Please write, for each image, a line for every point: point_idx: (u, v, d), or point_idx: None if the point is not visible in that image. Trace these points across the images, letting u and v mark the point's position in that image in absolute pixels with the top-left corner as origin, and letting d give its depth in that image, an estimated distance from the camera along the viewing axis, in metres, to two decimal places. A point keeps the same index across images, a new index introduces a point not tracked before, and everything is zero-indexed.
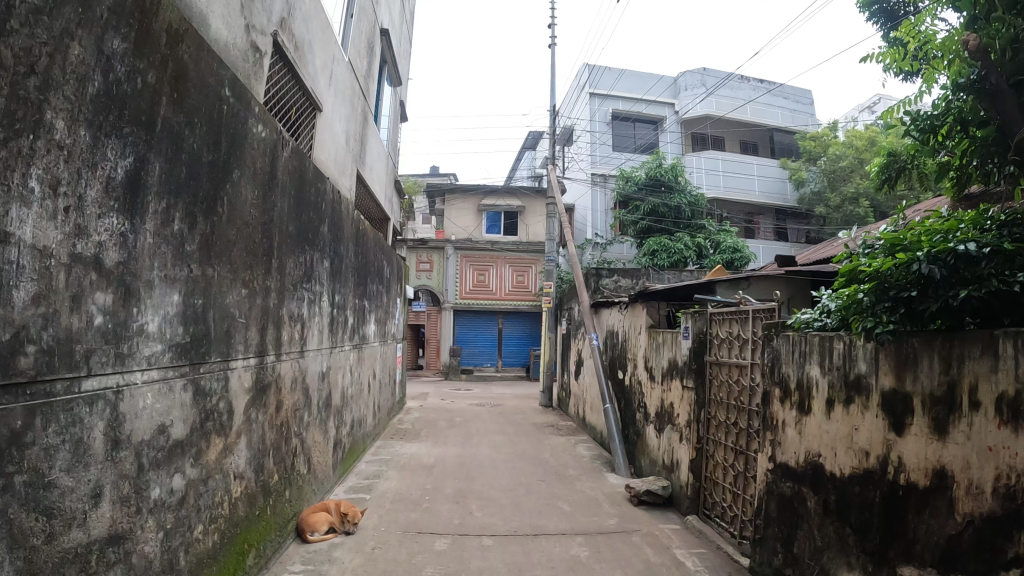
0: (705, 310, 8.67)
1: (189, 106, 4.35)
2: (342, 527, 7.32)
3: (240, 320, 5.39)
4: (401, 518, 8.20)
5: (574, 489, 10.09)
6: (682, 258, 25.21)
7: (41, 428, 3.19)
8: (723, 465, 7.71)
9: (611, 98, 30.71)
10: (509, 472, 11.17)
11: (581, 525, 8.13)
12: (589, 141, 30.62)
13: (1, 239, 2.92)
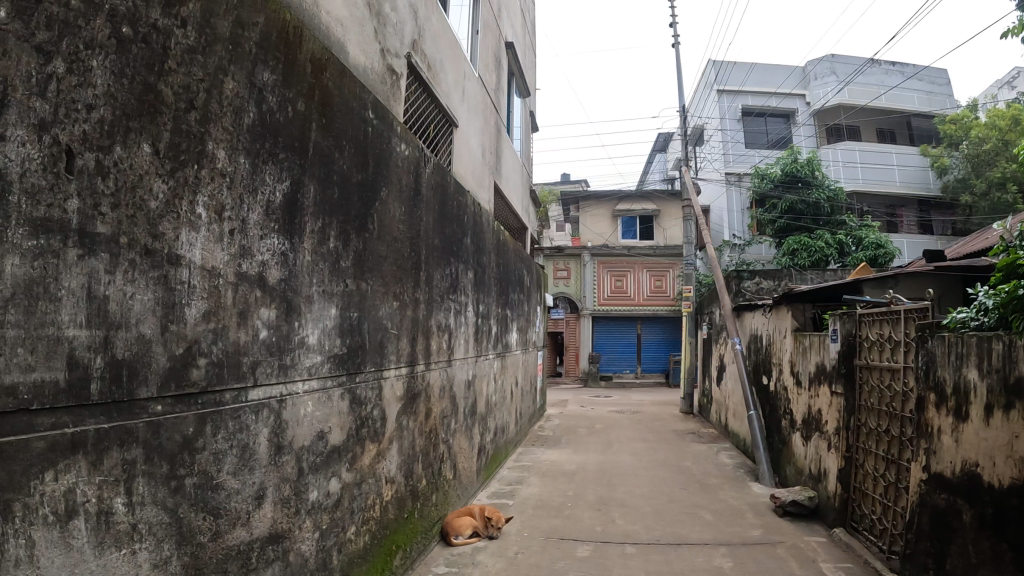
0: (853, 311, 8.26)
1: (337, 130, 4.59)
2: (485, 532, 7.48)
3: (393, 332, 5.62)
4: (543, 525, 8.27)
5: (717, 498, 9.83)
6: (823, 257, 24.16)
7: (211, 434, 3.45)
8: (874, 475, 7.28)
9: (742, 95, 29.96)
10: (651, 480, 11.02)
11: (725, 536, 7.91)
12: (721, 139, 30.00)
13: (173, 261, 3.21)
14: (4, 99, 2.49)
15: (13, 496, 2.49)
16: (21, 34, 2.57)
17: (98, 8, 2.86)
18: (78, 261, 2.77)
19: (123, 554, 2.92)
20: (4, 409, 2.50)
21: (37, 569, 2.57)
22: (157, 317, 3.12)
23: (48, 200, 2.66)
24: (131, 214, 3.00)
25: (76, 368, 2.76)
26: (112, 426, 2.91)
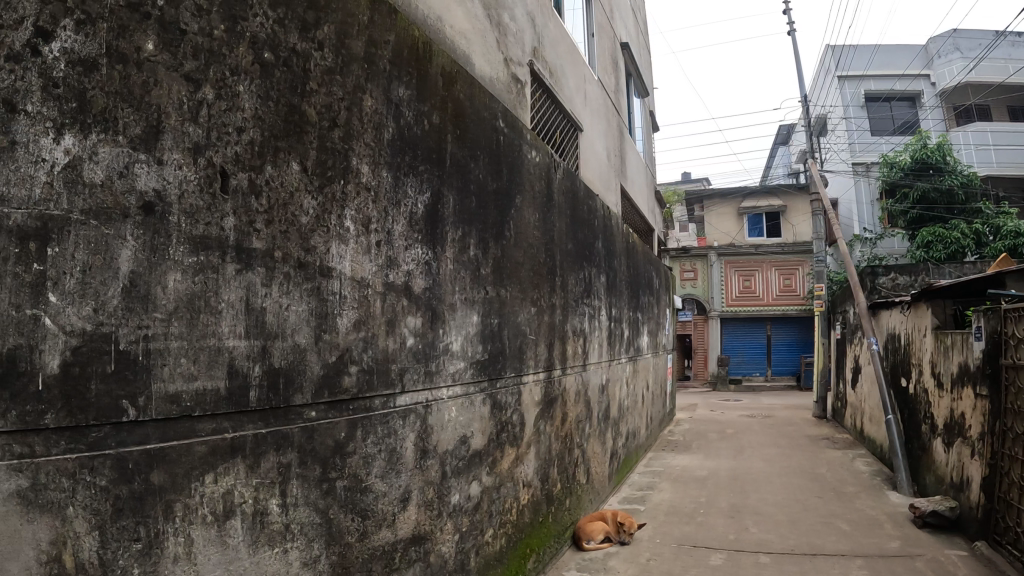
0: (996, 308, 7.61)
1: (471, 140, 4.68)
2: (618, 537, 7.41)
3: (531, 337, 5.66)
4: (675, 531, 8.11)
5: (853, 507, 9.34)
6: (959, 250, 22.50)
7: (361, 439, 3.59)
8: (1020, 485, 6.68)
9: (865, 80, 28.76)
10: (786, 488, 10.61)
11: (862, 547, 7.51)
12: (846, 128, 28.82)
13: (325, 273, 3.39)
14: (158, 128, 2.81)
15: (173, 496, 2.72)
16: (169, 64, 2.85)
17: (241, 37, 3.08)
18: (236, 275, 2.99)
19: (275, 552, 3.08)
20: (168, 415, 2.75)
21: (195, 565, 2.78)
22: (310, 328, 3.30)
23: (206, 219, 2.91)
24: (284, 229, 3.20)
25: (236, 376, 2.97)
26: (269, 431, 3.09)
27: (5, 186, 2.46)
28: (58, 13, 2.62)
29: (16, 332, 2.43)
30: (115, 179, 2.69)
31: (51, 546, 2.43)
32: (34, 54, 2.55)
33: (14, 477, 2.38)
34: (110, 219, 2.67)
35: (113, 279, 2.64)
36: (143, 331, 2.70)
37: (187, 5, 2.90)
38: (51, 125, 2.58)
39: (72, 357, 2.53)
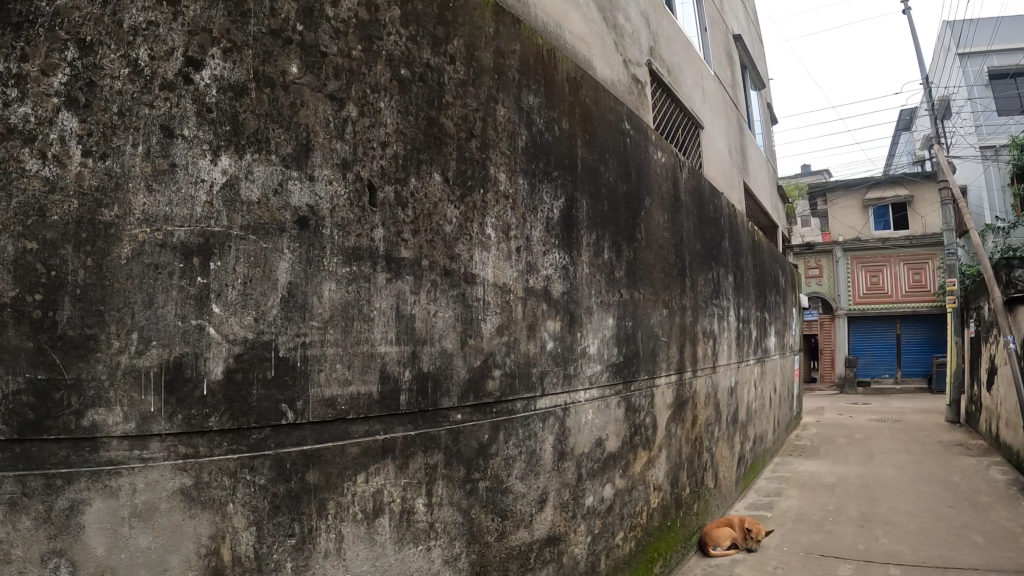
0: None
1: (600, 143, 4.70)
2: (744, 544, 7.15)
3: (664, 339, 5.61)
4: (802, 540, 7.84)
5: (989, 519, 8.72)
6: None
7: (504, 441, 3.66)
8: None
9: (990, 56, 26.97)
10: (919, 496, 10.04)
11: (1000, 561, 6.98)
12: (972, 111, 27.02)
13: (469, 280, 3.50)
14: (307, 146, 2.97)
15: (327, 495, 2.88)
16: (314, 85, 3.01)
17: (378, 55, 3.22)
18: (387, 284, 3.14)
19: (419, 549, 3.19)
20: (325, 418, 2.91)
21: (345, 561, 2.92)
22: (456, 333, 3.41)
23: (357, 231, 3.07)
24: (430, 238, 3.33)
25: (388, 380, 3.11)
26: (418, 433, 3.21)
27: (169, 206, 2.72)
28: (206, 44, 2.83)
29: (183, 340, 2.68)
30: (270, 196, 2.88)
31: (211, 540, 2.65)
32: (186, 82, 2.79)
33: (180, 475, 2.62)
34: (268, 234, 2.86)
35: (272, 290, 2.84)
36: (301, 339, 2.88)
37: (326, 28, 3.06)
38: (208, 148, 2.79)
39: (235, 363, 2.75)
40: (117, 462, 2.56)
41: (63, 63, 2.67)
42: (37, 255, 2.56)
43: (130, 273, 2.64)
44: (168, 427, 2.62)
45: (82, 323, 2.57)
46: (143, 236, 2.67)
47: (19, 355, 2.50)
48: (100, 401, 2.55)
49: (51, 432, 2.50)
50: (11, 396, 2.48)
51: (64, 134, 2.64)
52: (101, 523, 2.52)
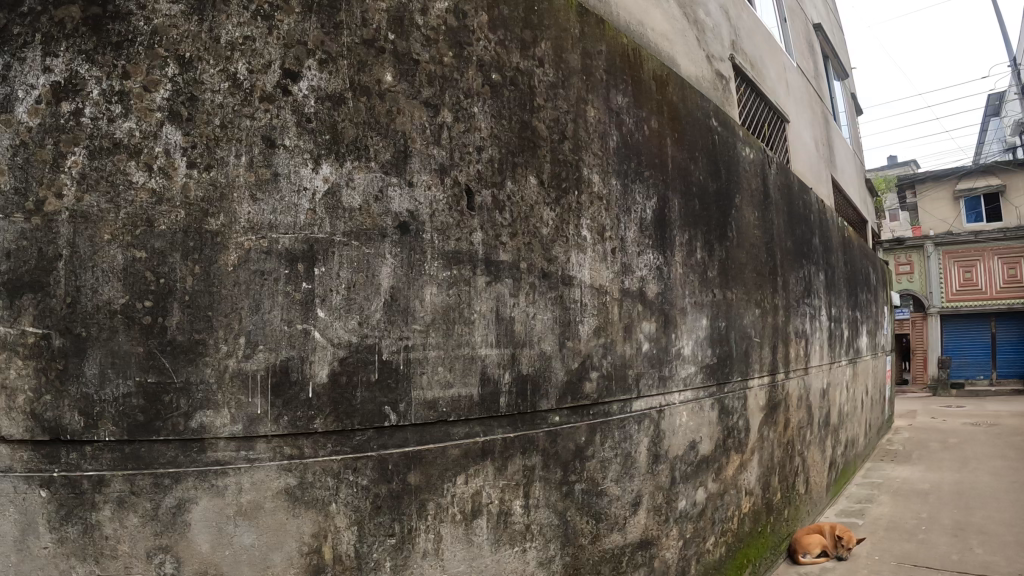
0: None
1: (689, 142, 4.64)
2: (835, 552, 6.87)
3: (756, 340, 5.49)
4: (895, 548, 7.54)
5: None
6: None
7: (600, 443, 3.66)
8: None
9: None
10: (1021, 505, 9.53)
11: None
12: None
13: (566, 282, 3.54)
14: (405, 152, 3.05)
15: (427, 496, 2.94)
16: (409, 93, 3.08)
17: (469, 61, 3.27)
18: (486, 287, 3.21)
19: (515, 550, 3.21)
20: (427, 420, 2.99)
21: (443, 561, 2.97)
22: (554, 335, 3.45)
23: (456, 235, 3.14)
24: (528, 241, 3.38)
25: (488, 383, 3.18)
26: (517, 435, 3.25)
27: (273, 215, 2.81)
28: (302, 56, 2.91)
29: (289, 344, 2.77)
30: (371, 203, 2.96)
31: (313, 538, 2.73)
32: (285, 93, 2.87)
33: (285, 475, 2.70)
34: (370, 239, 2.94)
35: (375, 294, 2.92)
36: (404, 342, 2.97)
37: (416, 36, 3.12)
38: (309, 157, 2.87)
39: (340, 367, 2.83)
40: (223, 463, 2.66)
41: (164, 79, 2.77)
42: (146, 263, 2.67)
43: (237, 279, 2.73)
44: (273, 429, 2.71)
45: (190, 329, 2.67)
46: (249, 244, 2.76)
47: (130, 360, 2.63)
48: (209, 403, 2.65)
49: (161, 434, 2.61)
50: (122, 398, 2.61)
51: (169, 147, 2.74)
52: (207, 521, 2.61)
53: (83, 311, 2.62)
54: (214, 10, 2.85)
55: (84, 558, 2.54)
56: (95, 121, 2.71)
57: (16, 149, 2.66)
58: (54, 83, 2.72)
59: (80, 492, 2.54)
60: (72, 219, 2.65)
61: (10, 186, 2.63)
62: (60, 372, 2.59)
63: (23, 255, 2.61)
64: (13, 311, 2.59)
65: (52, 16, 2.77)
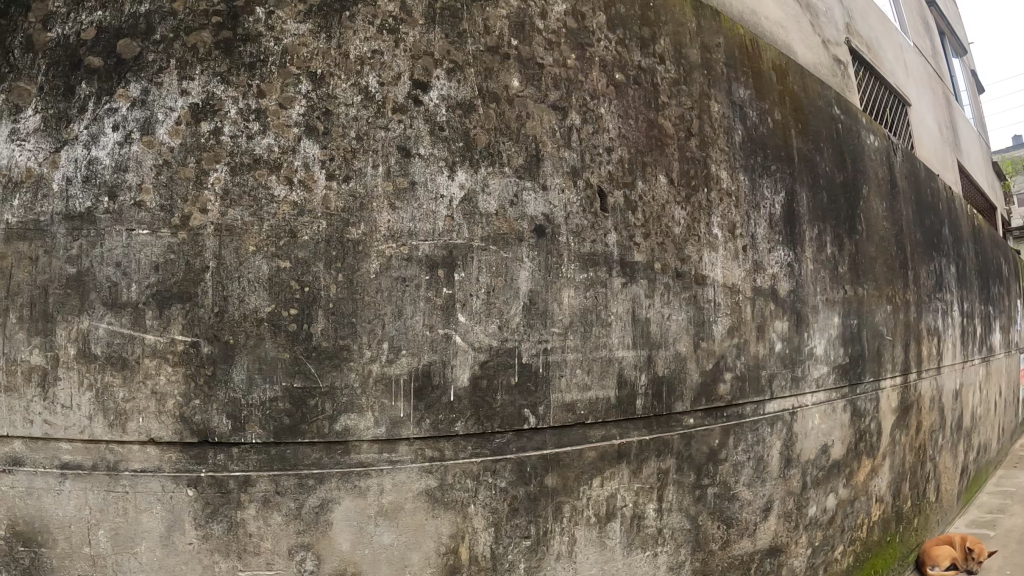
0: None
1: (813, 132, 4.50)
2: (964, 565, 6.23)
3: (888, 338, 5.26)
4: None
5: None
6: None
7: (733, 446, 3.68)
8: None
9: None
10: None
11: None
12: None
13: (700, 282, 3.56)
14: (538, 157, 3.16)
15: (563, 498, 3.10)
16: (537, 97, 3.21)
17: (592, 62, 3.39)
18: (622, 288, 3.30)
19: (646, 555, 3.35)
20: (565, 422, 3.14)
21: (575, 564, 3.15)
22: (690, 336, 3.51)
23: (592, 237, 3.24)
24: (660, 241, 3.44)
25: (625, 385, 3.30)
26: (653, 437, 3.37)
27: (412, 222, 2.94)
28: (430, 66, 3.05)
29: (431, 348, 2.93)
30: (508, 207, 3.08)
31: (451, 539, 2.93)
32: (416, 104, 3.00)
33: (426, 477, 2.88)
34: (508, 244, 3.07)
35: (514, 298, 3.06)
36: (543, 345, 3.11)
37: (539, 40, 3.26)
38: (444, 165, 3.00)
39: (480, 370, 3.00)
40: (365, 464, 2.84)
41: (299, 96, 2.91)
42: (290, 272, 2.82)
43: (379, 286, 2.88)
44: (415, 432, 2.88)
45: (335, 334, 2.83)
46: (390, 251, 2.90)
47: (277, 365, 2.80)
48: (353, 406, 2.83)
49: (306, 436, 2.79)
50: (268, 402, 2.79)
51: (307, 161, 2.88)
52: (348, 521, 2.82)
53: (230, 319, 2.79)
54: (341, 26, 2.99)
55: (227, 554, 2.78)
56: (235, 139, 2.85)
57: (160, 168, 2.83)
58: (192, 104, 2.88)
59: (226, 491, 2.75)
60: (216, 233, 2.80)
61: (156, 204, 2.81)
62: (208, 377, 2.78)
63: (170, 268, 2.79)
64: (162, 321, 2.78)
65: (184, 42, 2.92)
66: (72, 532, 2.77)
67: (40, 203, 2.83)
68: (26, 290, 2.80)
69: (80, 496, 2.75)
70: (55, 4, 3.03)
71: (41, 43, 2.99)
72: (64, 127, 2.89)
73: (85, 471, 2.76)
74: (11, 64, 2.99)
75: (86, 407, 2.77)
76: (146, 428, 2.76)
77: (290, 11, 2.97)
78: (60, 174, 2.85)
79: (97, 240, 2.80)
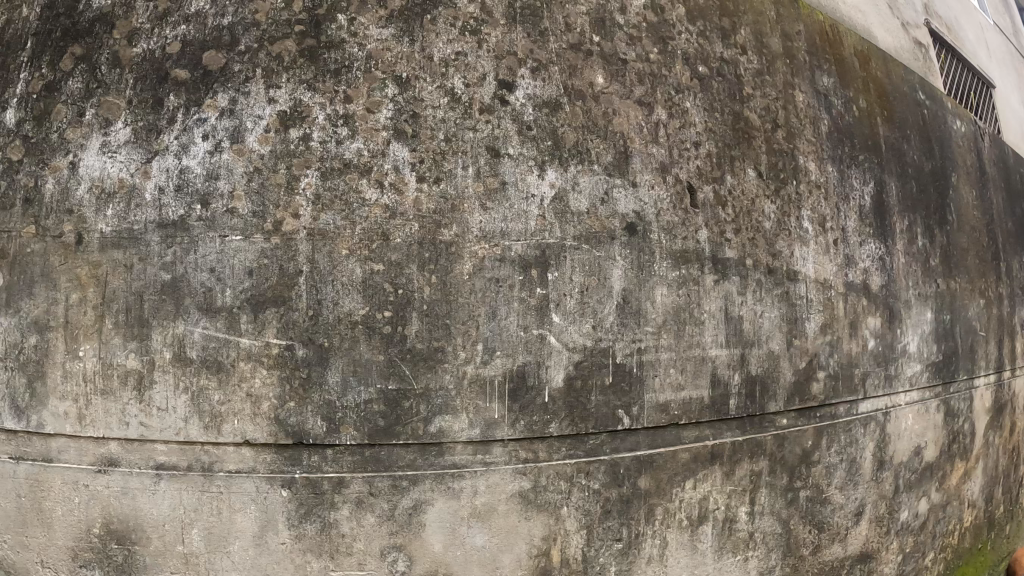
0: None
1: (900, 119, 4.34)
2: None
3: (981, 334, 5.04)
4: None
5: None
6: None
7: (825, 447, 3.61)
8: None
9: None
10: None
11: None
12: None
13: (792, 278, 3.46)
14: (626, 153, 3.17)
15: (656, 501, 3.19)
16: (622, 93, 3.23)
17: (675, 55, 3.38)
18: (715, 285, 3.25)
19: (737, 559, 3.41)
20: (659, 422, 3.18)
21: (667, 566, 3.26)
22: (783, 333, 3.42)
23: (683, 234, 3.21)
24: (752, 237, 3.36)
25: (718, 385, 3.28)
26: (745, 438, 3.36)
27: (504, 222, 2.97)
28: (514, 66, 3.10)
29: (525, 349, 2.98)
30: (598, 206, 3.09)
31: (543, 541, 3.06)
32: (503, 104, 3.04)
33: (519, 478, 3.00)
34: (600, 242, 3.07)
35: (608, 297, 3.07)
36: (636, 344, 3.12)
37: (620, 36, 3.30)
38: (534, 164, 3.03)
39: (575, 370, 3.05)
40: (459, 466, 2.96)
41: (386, 100, 2.97)
42: (384, 275, 2.88)
43: (473, 287, 2.93)
44: (510, 433, 2.98)
45: (429, 336, 2.90)
46: (482, 252, 2.94)
47: (372, 367, 2.88)
48: (448, 408, 2.93)
49: (401, 437, 2.91)
50: (363, 404, 2.89)
51: (397, 163, 2.93)
52: (439, 522, 2.96)
53: (325, 322, 2.87)
54: (423, 30, 3.06)
55: (319, 554, 2.93)
56: (324, 145, 2.92)
57: (252, 175, 2.90)
58: (281, 112, 2.94)
59: (320, 492, 2.90)
60: (310, 237, 2.86)
61: (249, 211, 2.87)
62: (303, 380, 2.87)
63: (264, 272, 2.86)
64: (257, 325, 2.86)
65: (269, 51, 2.99)
66: (166, 530, 2.92)
67: (133, 213, 2.90)
68: (122, 297, 2.88)
69: (175, 496, 2.90)
70: (139, 20, 3.09)
71: (128, 59, 3.05)
72: (154, 138, 2.96)
73: (180, 471, 2.90)
74: (99, 80, 3.04)
75: (182, 409, 2.88)
76: (241, 430, 2.87)
77: (372, 18, 3.04)
78: (152, 184, 2.91)
79: (191, 247, 2.87)
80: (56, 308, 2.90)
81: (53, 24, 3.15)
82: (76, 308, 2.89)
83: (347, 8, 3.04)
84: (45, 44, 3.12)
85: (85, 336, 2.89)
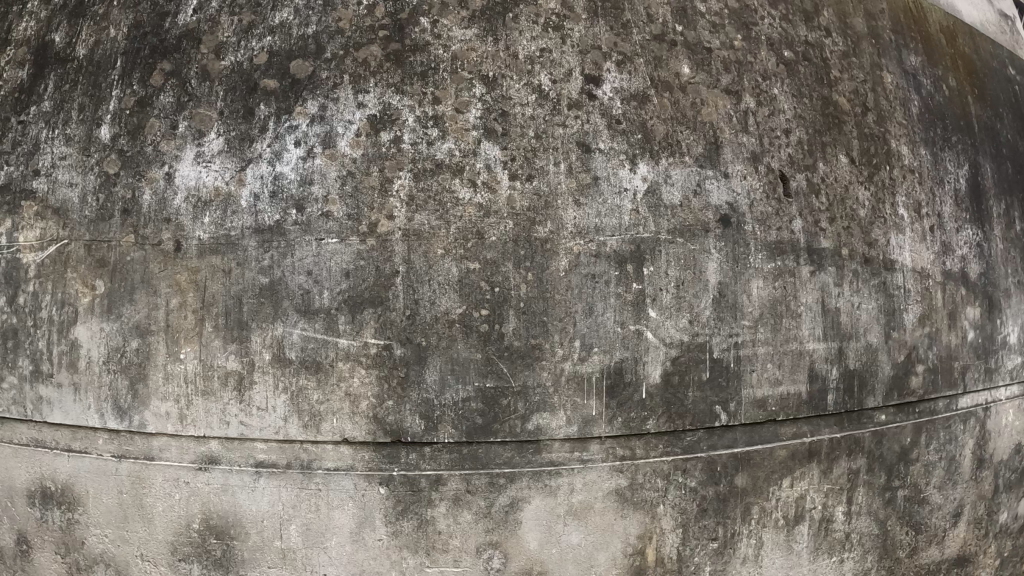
0: None
1: (992, 95, 4.04)
2: None
3: None
4: None
5: None
6: None
7: (925, 444, 3.48)
8: None
9: None
10: None
11: None
12: None
13: (889, 267, 3.33)
14: (716, 144, 3.11)
15: (752, 499, 3.18)
16: (708, 83, 3.18)
17: (759, 42, 3.30)
18: (812, 277, 3.16)
19: (833, 559, 3.36)
20: (756, 419, 3.14)
21: (761, 566, 3.24)
22: (881, 325, 3.30)
23: (777, 224, 3.13)
24: (847, 226, 3.26)
25: (816, 379, 3.19)
26: (844, 435, 3.28)
27: (598, 218, 2.95)
28: (599, 60, 3.08)
29: (623, 346, 2.96)
30: (691, 197, 3.04)
31: (638, 539, 3.09)
32: (591, 98, 3.04)
33: (616, 476, 3.03)
34: (694, 235, 3.02)
35: (703, 292, 3.02)
36: (734, 338, 3.06)
37: (702, 24, 3.24)
38: (625, 157, 3.00)
39: (672, 366, 3.01)
40: (556, 463, 3.00)
41: (473, 99, 2.99)
42: (479, 274, 2.90)
43: (569, 284, 2.93)
44: (607, 431, 3.00)
45: (527, 334, 2.92)
46: (578, 248, 2.93)
47: (469, 366, 2.92)
48: (545, 406, 2.96)
49: (498, 435, 2.96)
50: (461, 402, 2.93)
51: (489, 162, 2.94)
52: (535, 520, 3.02)
53: (422, 322, 2.91)
54: (506, 28, 3.07)
55: (415, 551, 3.02)
56: (416, 146, 2.96)
57: (345, 179, 2.96)
58: (371, 116, 2.99)
59: (417, 490, 2.98)
60: (405, 238, 2.90)
61: (343, 214, 2.94)
62: (401, 379, 2.93)
63: (361, 274, 2.91)
64: (355, 326, 2.92)
65: (355, 57, 3.05)
66: (264, 526, 3.04)
67: (229, 220, 2.99)
68: (221, 300, 2.98)
69: (274, 492, 3.01)
70: (225, 34, 3.15)
71: (217, 71, 3.13)
72: (248, 147, 3.03)
73: (281, 469, 3.00)
74: (190, 93, 3.12)
75: (281, 409, 2.98)
76: (339, 429, 2.96)
77: (455, 19, 3.07)
78: (248, 191, 2.99)
79: (288, 251, 2.95)
80: (157, 313, 3.02)
81: (141, 42, 3.22)
82: (177, 312, 3.00)
83: (428, 11, 3.08)
84: (134, 62, 3.20)
85: (185, 340, 3.00)
